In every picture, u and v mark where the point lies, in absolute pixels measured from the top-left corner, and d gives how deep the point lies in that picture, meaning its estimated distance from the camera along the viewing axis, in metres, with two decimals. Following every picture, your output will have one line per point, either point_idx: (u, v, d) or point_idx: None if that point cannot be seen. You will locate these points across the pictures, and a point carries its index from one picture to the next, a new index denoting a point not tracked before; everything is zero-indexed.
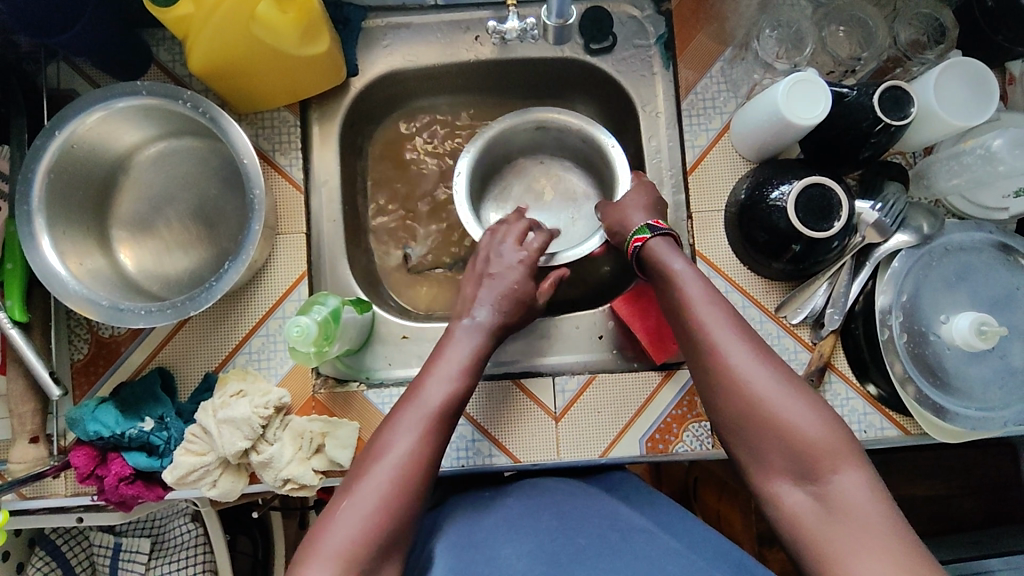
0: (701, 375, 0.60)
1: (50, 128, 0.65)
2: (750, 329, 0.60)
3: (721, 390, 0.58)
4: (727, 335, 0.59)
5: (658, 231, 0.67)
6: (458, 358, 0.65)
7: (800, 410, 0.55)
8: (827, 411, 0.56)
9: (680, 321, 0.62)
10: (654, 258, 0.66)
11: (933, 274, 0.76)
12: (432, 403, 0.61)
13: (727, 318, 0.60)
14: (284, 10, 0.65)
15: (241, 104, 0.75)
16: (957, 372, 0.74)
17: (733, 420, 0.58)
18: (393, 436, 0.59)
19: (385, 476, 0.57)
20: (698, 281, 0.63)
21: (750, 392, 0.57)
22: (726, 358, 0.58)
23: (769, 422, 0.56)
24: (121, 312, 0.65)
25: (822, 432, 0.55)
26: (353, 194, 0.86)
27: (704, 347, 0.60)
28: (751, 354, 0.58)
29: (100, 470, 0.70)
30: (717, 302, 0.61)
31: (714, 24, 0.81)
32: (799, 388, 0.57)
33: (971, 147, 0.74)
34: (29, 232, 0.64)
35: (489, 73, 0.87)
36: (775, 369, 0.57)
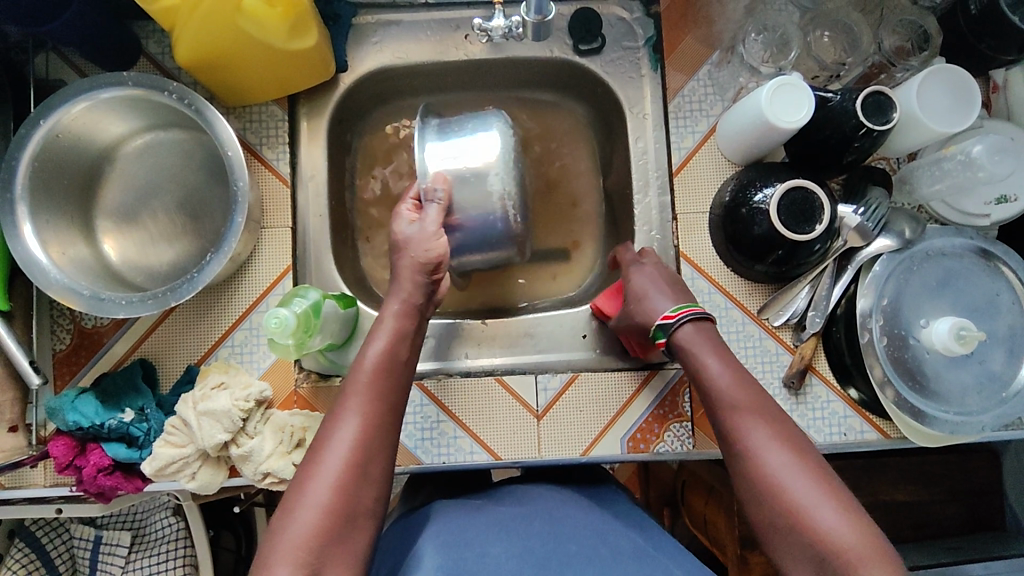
0: (735, 467, 0.58)
1: (35, 117, 0.65)
2: (790, 429, 0.58)
3: (750, 486, 0.56)
4: (761, 428, 0.57)
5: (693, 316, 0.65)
6: (393, 328, 0.62)
7: (836, 516, 0.52)
8: (863, 517, 0.52)
9: (717, 414, 0.60)
10: (688, 352, 0.63)
11: (914, 278, 0.76)
12: (361, 377, 0.59)
13: (764, 417, 0.58)
14: (273, 6, 0.65)
15: (229, 97, 0.76)
16: (936, 376, 0.75)
17: (765, 517, 0.55)
18: (335, 422, 0.57)
19: (329, 467, 0.54)
20: (736, 374, 0.61)
21: (782, 495, 0.54)
22: (761, 458, 0.56)
23: (802, 526, 0.52)
24: (102, 302, 0.65)
25: (858, 539, 0.51)
26: (340, 190, 0.86)
27: (737, 445, 0.58)
28: (785, 454, 0.55)
29: (78, 460, 0.69)
30: (752, 396, 0.59)
31: (703, 27, 0.81)
32: (840, 494, 0.54)
33: (951, 153, 0.75)
34: (12, 220, 0.64)
35: (479, 72, 0.87)
36: (812, 473, 0.54)
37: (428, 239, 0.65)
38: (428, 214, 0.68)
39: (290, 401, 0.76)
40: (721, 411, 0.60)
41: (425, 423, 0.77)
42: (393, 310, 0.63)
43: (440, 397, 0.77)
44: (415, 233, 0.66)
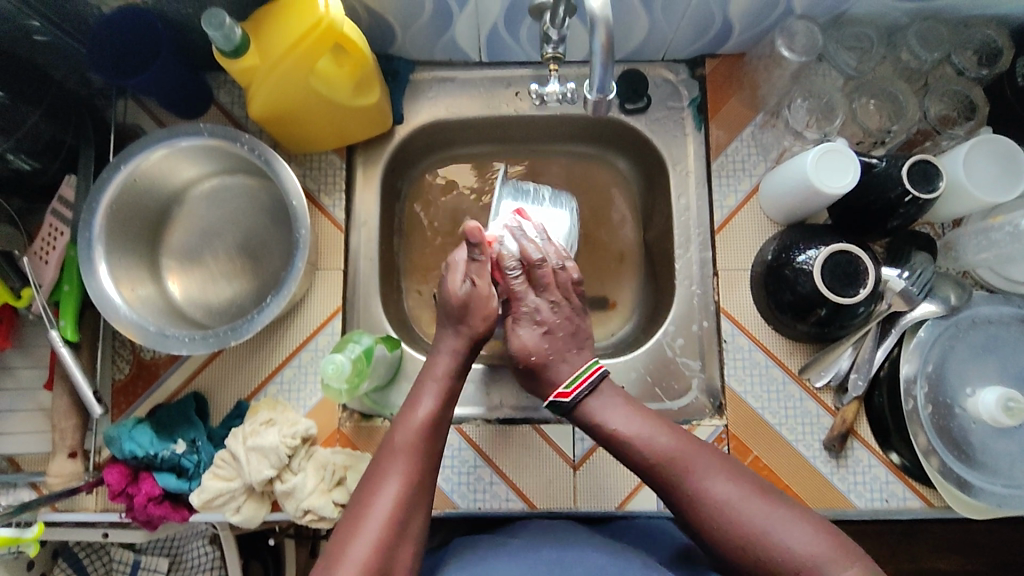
0: (684, 523, 0.61)
1: (116, 163, 0.70)
2: (722, 459, 0.62)
3: (704, 532, 0.59)
4: (700, 473, 0.61)
5: (599, 378, 0.70)
6: (439, 390, 0.65)
7: (790, 527, 0.57)
8: (822, 526, 0.57)
9: (659, 483, 0.62)
10: (591, 417, 0.67)
11: (959, 345, 0.76)
12: (407, 439, 0.61)
13: (702, 456, 0.62)
14: (340, 65, 0.70)
15: (294, 146, 0.80)
16: (982, 447, 0.74)
17: (728, 552, 0.58)
18: (378, 481, 0.59)
19: (374, 523, 0.56)
20: (654, 428, 0.64)
21: (738, 521, 0.57)
22: (706, 493, 0.59)
23: (762, 548, 0.56)
24: (166, 338, 0.69)
25: (815, 540, 0.56)
26: (389, 233, 0.89)
27: (679, 492, 0.61)
28: (726, 487, 0.60)
29: (131, 488, 0.72)
30: (679, 438, 0.63)
31: (747, 90, 0.84)
32: (788, 507, 0.59)
33: (999, 223, 0.74)
34: (89, 259, 0.69)
35: (525, 127, 0.90)
36: (755, 495, 0.59)
37: (482, 302, 0.69)
38: (480, 275, 0.69)
39: (333, 439, 0.78)
40: (659, 451, 0.63)
41: (463, 468, 0.78)
42: (440, 374, 0.67)
43: (478, 441, 0.79)
44: (464, 294, 0.69)
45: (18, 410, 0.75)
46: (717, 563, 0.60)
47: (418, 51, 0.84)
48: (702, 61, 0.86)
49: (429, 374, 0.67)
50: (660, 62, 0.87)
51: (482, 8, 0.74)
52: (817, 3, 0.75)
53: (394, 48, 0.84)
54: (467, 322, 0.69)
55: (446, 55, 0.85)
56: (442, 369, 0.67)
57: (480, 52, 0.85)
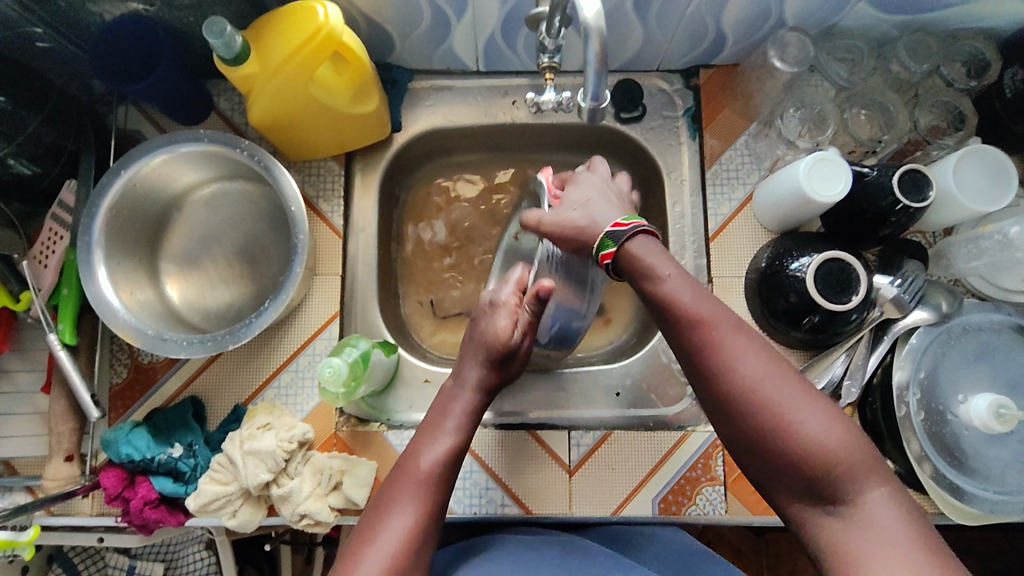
0: (704, 394, 0.56)
1: (116, 168, 0.70)
2: (760, 339, 0.55)
3: (725, 410, 0.54)
4: (732, 342, 0.54)
5: (642, 229, 0.61)
6: (459, 424, 0.65)
7: (822, 421, 0.51)
8: (848, 422, 0.51)
9: (682, 338, 0.56)
10: (634, 259, 0.60)
11: (951, 351, 0.76)
12: (423, 471, 0.60)
13: (734, 330, 0.55)
14: (340, 73, 0.71)
15: (294, 152, 0.81)
16: (975, 453, 0.74)
17: (745, 441, 0.53)
18: (389, 512, 0.58)
19: (383, 553, 0.55)
20: (685, 285, 0.57)
21: (762, 402, 0.52)
22: (734, 370, 0.53)
23: (788, 436, 0.51)
24: (163, 342, 0.69)
25: (844, 440, 0.50)
26: (388, 239, 0.90)
27: (706, 360, 0.54)
28: (762, 362, 0.53)
29: (127, 492, 0.72)
30: (713, 304, 0.56)
31: (741, 100, 0.86)
32: (818, 394, 0.52)
33: (989, 232, 0.75)
34: (89, 263, 0.69)
35: (521, 135, 0.91)
36: (790, 379, 0.53)
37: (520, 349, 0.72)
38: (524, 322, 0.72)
39: (330, 443, 0.78)
40: (683, 320, 0.56)
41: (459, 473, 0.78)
42: (463, 407, 0.66)
43: (474, 447, 0.79)
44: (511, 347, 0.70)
45: (15, 413, 0.76)
46: (735, 446, 0.55)
47: (417, 60, 0.85)
48: (696, 72, 0.88)
49: (449, 404, 0.66)
50: (656, 72, 0.88)
51: (480, 18, 0.76)
52: (809, 15, 0.77)
53: (393, 56, 0.85)
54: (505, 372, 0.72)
55: (445, 64, 0.86)
56: (465, 404, 0.67)
57: (478, 62, 0.86)
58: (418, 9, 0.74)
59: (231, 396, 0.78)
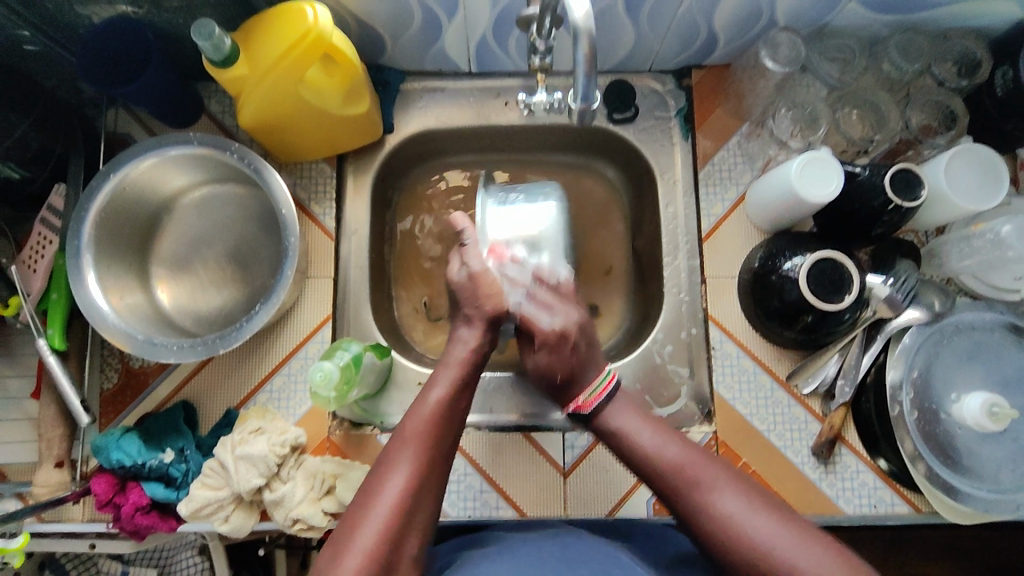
0: (695, 538, 0.59)
1: (106, 171, 0.70)
2: (737, 476, 0.61)
3: (716, 546, 0.57)
4: (716, 488, 0.59)
5: (606, 398, 0.68)
6: (452, 377, 0.66)
7: (807, 553, 0.54)
8: (835, 548, 0.55)
9: (666, 492, 0.61)
10: (611, 434, 0.66)
11: (945, 350, 0.76)
12: (418, 427, 0.61)
13: (710, 465, 0.61)
14: (330, 75, 0.71)
15: (285, 155, 0.81)
16: (968, 452, 0.74)
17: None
18: (386, 471, 0.58)
19: (378, 516, 0.55)
20: (667, 443, 0.63)
21: (747, 537, 0.56)
22: (718, 509, 0.58)
23: (774, 566, 0.54)
24: (154, 346, 0.69)
25: (836, 568, 0.53)
26: (380, 241, 0.89)
27: (691, 504, 0.59)
28: (741, 500, 0.58)
29: (118, 498, 0.71)
30: (694, 455, 0.62)
31: (733, 100, 0.86)
32: (801, 528, 0.57)
33: (980, 231, 0.75)
34: (78, 269, 0.68)
35: (513, 136, 0.91)
36: (770, 512, 0.57)
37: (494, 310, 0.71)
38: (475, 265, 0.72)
39: (323, 447, 0.78)
40: (670, 475, 0.61)
41: (452, 475, 0.78)
42: (456, 359, 0.68)
43: (468, 449, 0.79)
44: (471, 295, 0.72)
45: (5, 419, 0.75)
46: None
47: (409, 61, 0.85)
48: (688, 72, 0.88)
49: (446, 362, 0.67)
50: (648, 72, 0.88)
51: (471, 19, 0.75)
52: (800, 15, 0.77)
53: (385, 58, 0.85)
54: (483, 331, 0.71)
55: (436, 65, 0.86)
56: (458, 357, 0.68)
57: (470, 63, 0.86)
58: (408, 10, 0.74)
59: (222, 400, 0.78)
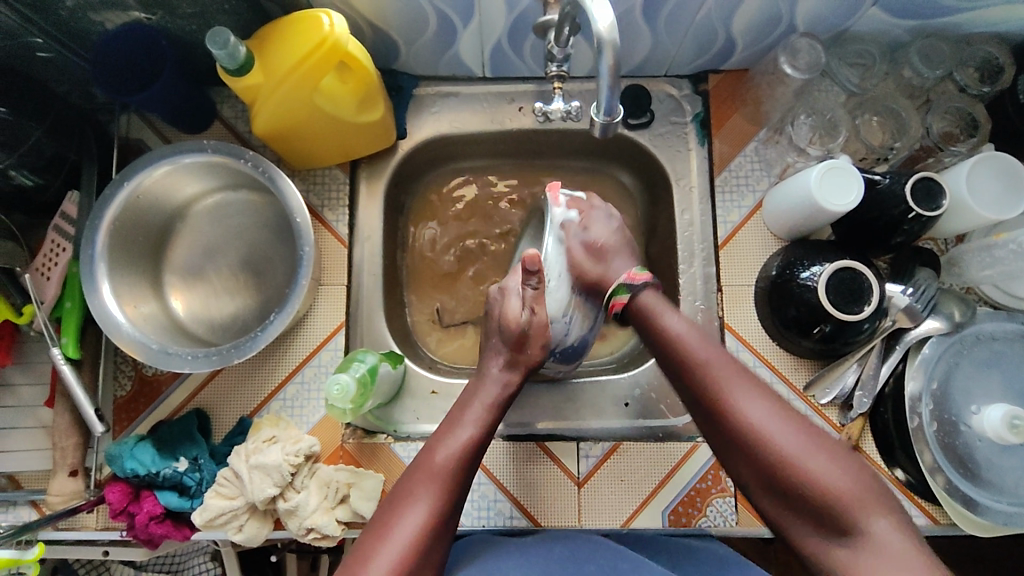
0: (716, 428, 0.62)
1: (120, 179, 0.69)
2: (761, 381, 0.62)
3: (735, 441, 0.60)
4: (742, 385, 0.61)
5: (646, 284, 0.72)
6: (482, 417, 0.66)
7: (822, 458, 0.56)
8: (852, 463, 0.57)
9: (692, 383, 0.64)
10: (646, 310, 0.70)
11: (964, 361, 0.75)
12: (444, 462, 0.62)
13: (737, 375, 0.62)
14: (345, 82, 0.70)
15: (299, 162, 0.80)
16: (988, 465, 0.73)
17: (758, 477, 0.58)
18: (406, 503, 0.60)
19: (395, 548, 0.57)
20: (700, 341, 0.65)
21: (769, 442, 0.58)
22: (742, 411, 0.60)
23: (792, 470, 0.56)
24: (169, 356, 0.68)
25: (851, 478, 0.55)
26: (393, 248, 0.89)
27: (718, 397, 0.61)
28: (766, 406, 0.59)
29: (132, 507, 0.71)
30: (723, 357, 0.64)
31: (750, 106, 0.85)
32: (820, 438, 0.58)
33: (1002, 241, 0.74)
34: (93, 279, 0.68)
35: (528, 141, 0.90)
36: (793, 421, 0.59)
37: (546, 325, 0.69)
38: (539, 303, 0.68)
39: (336, 456, 0.77)
40: (699, 372, 0.63)
41: (466, 485, 0.77)
42: (488, 399, 0.67)
43: (482, 458, 0.78)
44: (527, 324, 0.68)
45: (19, 427, 0.75)
46: (747, 482, 0.60)
47: (423, 66, 0.84)
48: (705, 77, 0.87)
49: (477, 399, 0.67)
50: (664, 77, 0.87)
51: (487, 25, 0.74)
52: (820, 21, 0.75)
53: (398, 63, 0.84)
54: (528, 361, 0.70)
55: (450, 70, 0.85)
56: (489, 397, 0.68)
57: (484, 67, 0.85)
58: (423, 15, 0.73)
59: (235, 409, 0.78)
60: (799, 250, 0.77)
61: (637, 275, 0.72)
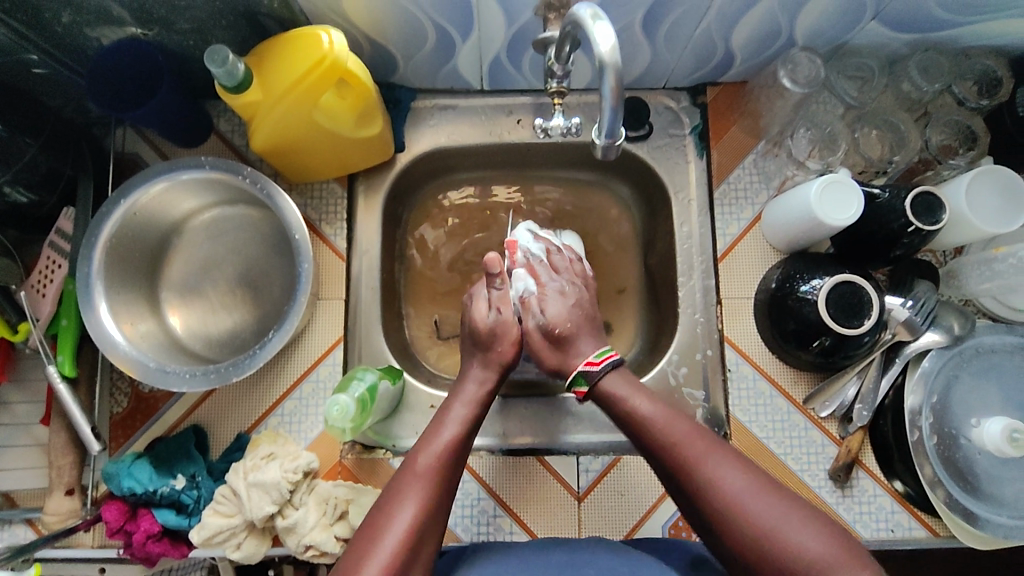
0: (695, 513, 0.59)
1: (116, 197, 0.69)
2: (735, 454, 0.60)
3: (715, 524, 0.57)
4: (714, 460, 0.59)
5: (613, 363, 0.69)
6: (464, 417, 0.66)
7: (801, 527, 0.55)
8: (830, 527, 0.55)
9: (665, 465, 0.61)
10: (609, 396, 0.67)
11: (963, 374, 0.76)
12: (431, 463, 0.61)
13: (711, 451, 0.60)
14: (344, 98, 0.69)
15: (296, 176, 0.80)
16: (988, 477, 0.73)
17: (740, 562, 0.56)
18: (394, 504, 0.58)
19: (387, 549, 0.55)
20: (669, 418, 0.63)
21: (748, 516, 0.55)
22: (718, 484, 0.58)
23: (775, 544, 0.54)
24: (166, 375, 0.68)
25: (829, 545, 0.54)
26: (392, 261, 0.89)
27: (692, 479, 0.59)
28: (744, 477, 0.58)
29: (129, 525, 0.70)
30: (697, 432, 0.62)
31: (749, 118, 0.85)
32: (797, 504, 0.57)
33: (1001, 255, 0.74)
34: (89, 297, 0.68)
35: (526, 153, 0.90)
36: (771, 492, 0.57)
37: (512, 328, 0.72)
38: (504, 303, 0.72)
39: (335, 471, 0.77)
40: (671, 454, 0.61)
41: (466, 500, 0.77)
42: (467, 402, 0.68)
43: (482, 473, 0.78)
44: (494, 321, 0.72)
45: (14, 445, 0.74)
46: (730, 565, 0.57)
47: (420, 79, 0.84)
48: (703, 89, 0.87)
49: (458, 400, 0.68)
50: (662, 89, 0.87)
51: (485, 39, 0.74)
52: (819, 35, 0.75)
53: (395, 77, 0.84)
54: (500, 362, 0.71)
55: (448, 83, 0.85)
56: (468, 397, 0.68)
57: (482, 80, 0.84)
58: (421, 30, 0.73)
59: (232, 425, 0.77)
60: (790, 265, 0.77)
61: (595, 363, 0.69)
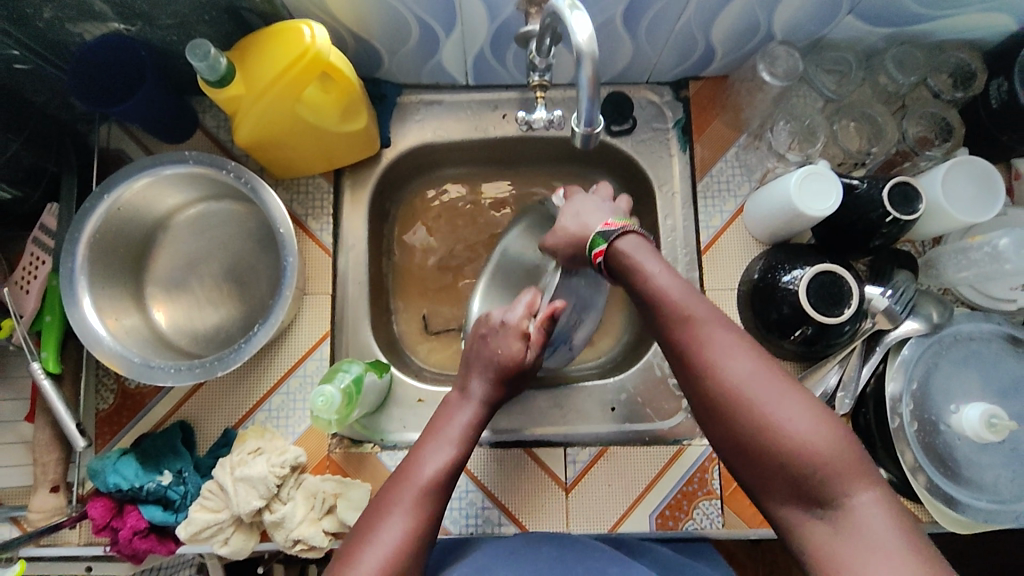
0: (696, 395, 0.58)
1: (99, 192, 0.69)
2: (749, 339, 0.58)
3: (715, 413, 0.56)
4: (721, 345, 0.57)
5: (633, 230, 0.67)
6: (460, 434, 0.66)
7: (804, 415, 0.53)
8: (834, 421, 0.53)
9: (672, 338, 0.60)
10: (624, 256, 0.64)
11: (943, 361, 0.77)
12: (429, 477, 0.61)
13: (720, 332, 0.57)
14: (327, 93, 0.70)
15: (280, 171, 0.80)
16: (968, 463, 0.74)
17: (734, 449, 0.55)
18: (384, 515, 0.58)
19: (377, 555, 0.55)
20: (683, 292, 0.60)
21: (751, 404, 0.54)
22: (721, 372, 0.56)
23: (773, 437, 0.53)
24: (151, 369, 0.68)
25: (830, 440, 0.52)
26: (378, 256, 0.89)
27: (697, 362, 0.57)
28: (751, 363, 0.55)
29: (115, 522, 0.70)
30: (710, 313, 0.59)
31: (730, 112, 0.86)
32: (802, 395, 0.54)
33: (978, 244, 0.75)
34: (73, 293, 0.67)
35: (511, 148, 0.91)
36: (779, 378, 0.55)
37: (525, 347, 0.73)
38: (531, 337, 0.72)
39: (322, 466, 0.77)
40: (682, 334, 0.59)
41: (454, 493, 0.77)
42: (463, 421, 0.67)
43: (470, 466, 0.78)
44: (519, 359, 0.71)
45: None
46: (726, 452, 0.57)
47: (405, 74, 0.84)
48: (685, 83, 0.88)
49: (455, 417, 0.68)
50: (645, 84, 0.88)
51: (469, 33, 0.75)
52: (797, 29, 0.77)
53: (380, 72, 0.84)
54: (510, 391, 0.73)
55: (433, 78, 0.86)
56: (464, 417, 0.68)
57: (467, 75, 0.85)
58: (404, 25, 0.73)
59: (219, 421, 0.77)
60: (776, 254, 0.78)
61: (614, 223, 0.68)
